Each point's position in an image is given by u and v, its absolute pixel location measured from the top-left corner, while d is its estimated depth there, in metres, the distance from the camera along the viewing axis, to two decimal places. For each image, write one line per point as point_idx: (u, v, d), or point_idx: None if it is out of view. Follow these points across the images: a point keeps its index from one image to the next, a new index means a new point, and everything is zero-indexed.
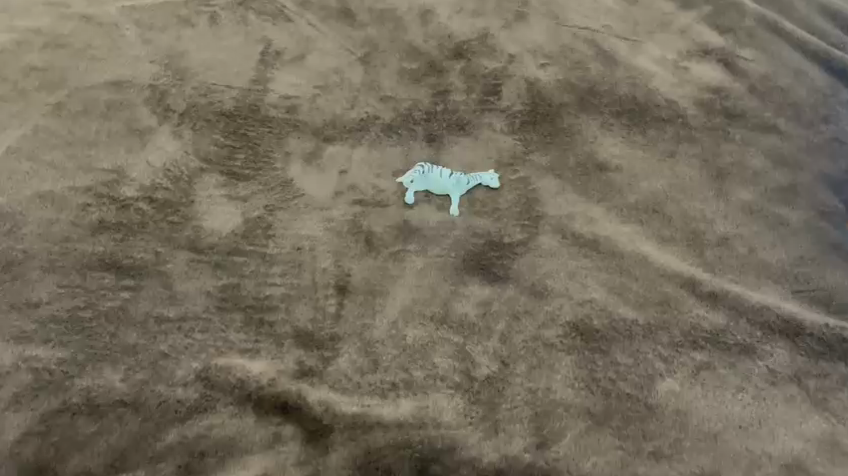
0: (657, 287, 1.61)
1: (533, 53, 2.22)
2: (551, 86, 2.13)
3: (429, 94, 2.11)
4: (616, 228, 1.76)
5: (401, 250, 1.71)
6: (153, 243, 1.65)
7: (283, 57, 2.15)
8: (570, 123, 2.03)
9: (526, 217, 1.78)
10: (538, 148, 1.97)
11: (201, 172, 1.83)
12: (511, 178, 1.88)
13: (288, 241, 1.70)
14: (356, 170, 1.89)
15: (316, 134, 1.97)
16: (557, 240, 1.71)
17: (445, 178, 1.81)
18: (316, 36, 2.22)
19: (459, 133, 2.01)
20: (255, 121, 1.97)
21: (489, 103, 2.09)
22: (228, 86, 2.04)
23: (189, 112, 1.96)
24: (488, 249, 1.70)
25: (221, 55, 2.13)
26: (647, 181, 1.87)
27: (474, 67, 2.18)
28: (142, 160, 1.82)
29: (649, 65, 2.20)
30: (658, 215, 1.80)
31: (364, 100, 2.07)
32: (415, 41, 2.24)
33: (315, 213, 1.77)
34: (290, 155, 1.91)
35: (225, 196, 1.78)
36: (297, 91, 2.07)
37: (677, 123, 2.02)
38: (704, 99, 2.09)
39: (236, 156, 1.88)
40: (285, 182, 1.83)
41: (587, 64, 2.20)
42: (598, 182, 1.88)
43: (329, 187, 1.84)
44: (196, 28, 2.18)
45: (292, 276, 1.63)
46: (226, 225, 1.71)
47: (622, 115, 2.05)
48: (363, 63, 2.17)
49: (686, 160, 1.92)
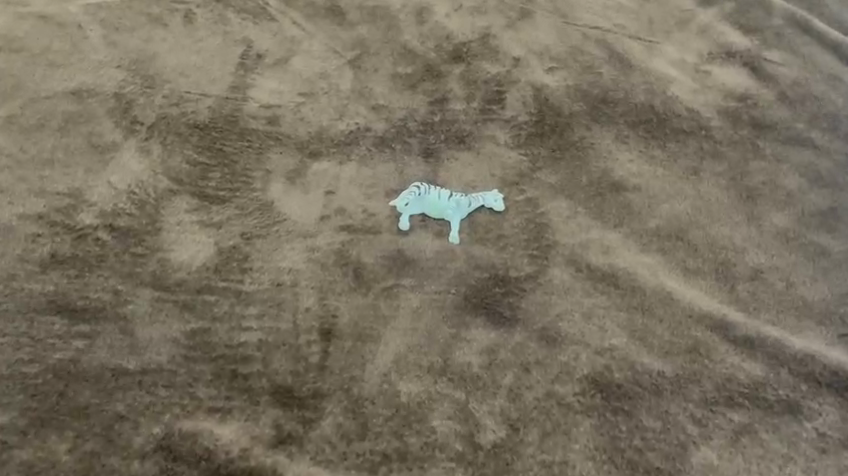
0: (685, 332, 1.42)
1: (539, 56, 2.03)
2: (559, 92, 1.94)
3: (426, 102, 1.91)
4: (636, 258, 1.57)
5: (394, 285, 1.52)
6: (112, 280, 1.46)
7: (265, 60, 1.95)
8: (581, 136, 1.84)
9: (534, 245, 1.59)
10: (546, 165, 1.78)
11: (171, 194, 1.63)
12: (518, 199, 1.70)
13: (266, 276, 1.51)
14: (344, 190, 1.69)
15: (300, 149, 1.77)
16: (569, 273, 1.52)
17: (443, 200, 1.62)
18: (301, 36, 2.02)
19: (459, 147, 1.82)
20: (232, 134, 1.77)
21: (492, 112, 1.89)
22: (203, 94, 1.84)
23: (159, 124, 1.76)
24: (492, 284, 1.51)
25: (196, 58, 1.92)
26: (669, 203, 1.69)
27: (475, 72, 1.98)
28: (103, 181, 1.62)
29: (667, 68, 2.00)
30: (682, 242, 1.60)
31: (353, 109, 1.87)
32: (409, 42, 2.04)
33: (298, 242, 1.58)
34: (271, 173, 1.71)
35: (197, 222, 1.58)
36: (279, 99, 1.87)
37: (700, 136, 1.83)
38: (729, 107, 1.90)
39: (210, 175, 1.68)
40: (265, 206, 1.64)
41: (599, 69, 2.00)
42: (614, 205, 1.69)
43: (314, 212, 1.64)
44: (168, 28, 1.98)
45: (270, 319, 1.43)
46: (197, 258, 1.52)
47: (639, 127, 1.86)
48: (353, 67, 1.97)
49: (712, 179, 1.73)
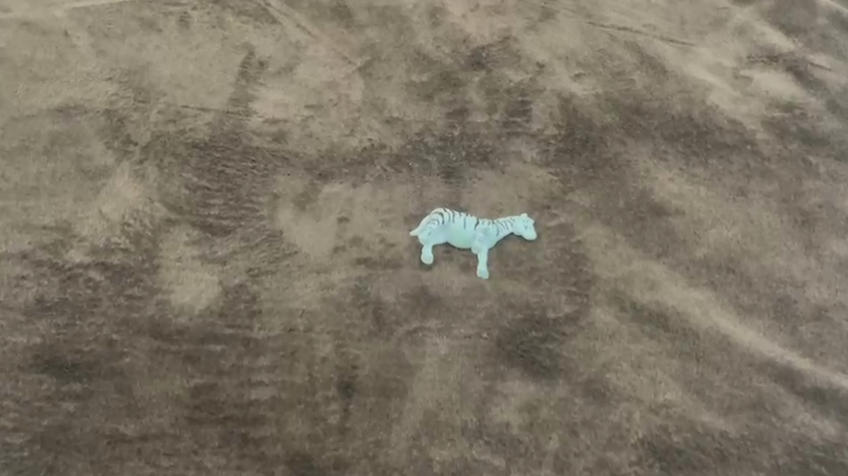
0: (748, 383, 1.32)
1: (565, 61, 1.87)
2: (589, 102, 1.78)
3: (444, 114, 1.75)
4: (685, 293, 1.45)
5: (419, 329, 1.37)
6: (107, 328, 1.32)
7: (268, 69, 1.79)
8: (615, 152, 1.69)
9: (572, 280, 1.45)
10: (579, 185, 1.63)
11: (170, 224, 1.47)
12: (549, 224, 1.56)
13: (277, 320, 1.36)
14: (359, 216, 1.54)
15: (309, 170, 1.62)
16: (613, 314, 1.40)
17: (469, 229, 1.48)
18: (306, 42, 1.85)
19: (482, 166, 1.67)
20: (235, 153, 1.61)
21: (516, 125, 1.74)
22: (202, 108, 1.68)
23: (154, 144, 1.59)
24: (528, 328, 1.37)
25: (193, 68, 1.76)
26: (716, 228, 1.56)
27: (496, 80, 1.82)
28: (94, 211, 1.47)
29: (704, 74, 1.86)
30: (734, 274, 1.49)
31: (365, 123, 1.72)
32: (424, 47, 1.87)
33: (311, 278, 1.43)
34: (278, 197, 1.55)
35: (199, 258, 1.43)
36: (285, 113, 1.71)
37: (745, 151, 1.70)
38: (774, 118, 1.77)
39: (211, 202, 1.52)
40: (273, 237, 1.48)
41: (630, 75, 1.85)
42: (656, 231, 1.56)
43: (327, 241, 1.49)
44: (162, 33, 1.81)
45: (283, 372, 1.30)
46: (200, 300, 1.36)
47: (677, 141, 1.72)
48: (363, 75, 1.81)
49: (761, 201, 1.61)
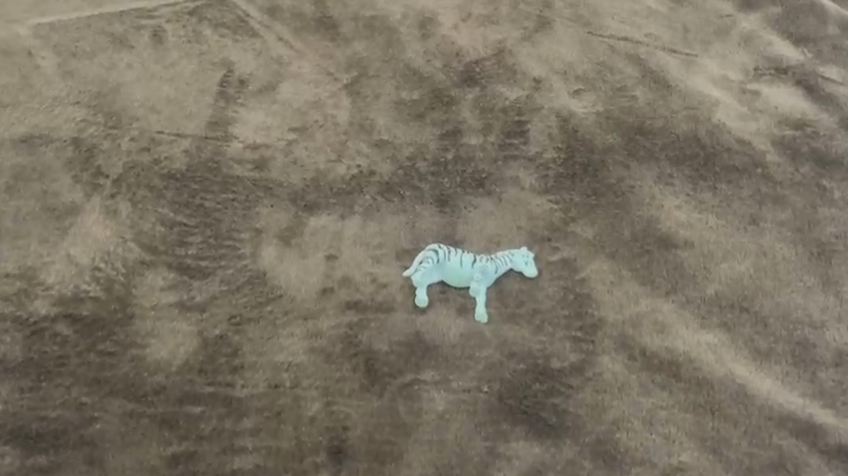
0: (768, 440, 1.27)
1: (563, 76, 1.76)
2: (589, 121, 1.69)
3: (436, 135, 1.65)
4: (696, 337, 1.38)
5: (414, 382, 1.29)
6: (76, 390, 1.23)
7: (249, 88, 1.67)
8: (619, 178, 1.60)
9: (576, 324, 1.37)
10: (581, 214, 1.54)
11: (144, 266, 1.36)
12: (551, 259, 1.47)
13: (261, 375, 1.27)
14: (347, 253, 1.44)
15: (294, 200, 1.50)
16: (622, 363, 1.33)
17: (466, 268, 1.39)
18: (289, 57, 1.74)
19: (478, 192, 1.57)
20: (214, 184, 1.49)
21: (513, 148, 1.64)
22: (178, 134, 1.56)
23: (127, 176, 1.48)
24: (531, 381, 1.29)
25: (168, 88, 1.64)
26: (727, 262, 1.48)
27: (491, 98, 1.71)
28: (62, 255, 1.37)
29: (709, 88, 1.77)
30: (748, 315, 1.41)
31: (353, 147, 1.60)
32: (414, 61, 1.76)
33: (297, 325, 1.33)
34: (261, 232, 1.44)
35: (176, 305, 1.33)
36: (267, 137, 1.59)
37: (755, 175, 1.62)
38: (785, 136, 1.69)
39: (189, 241, 1.41)
40: (256, 278, 1.38)
41: (632, 91, 1.75)
42: (664, 266, 1.47)
43: (313, 282, 1.39)
44: (134, 50, 1.69)
45: (268, 435, 1.22)
46: (178, 355, 1.27)
47: (683, 164, 1.63)
48: (350, 93, 1.70)
49: (774, 230, 1.53)
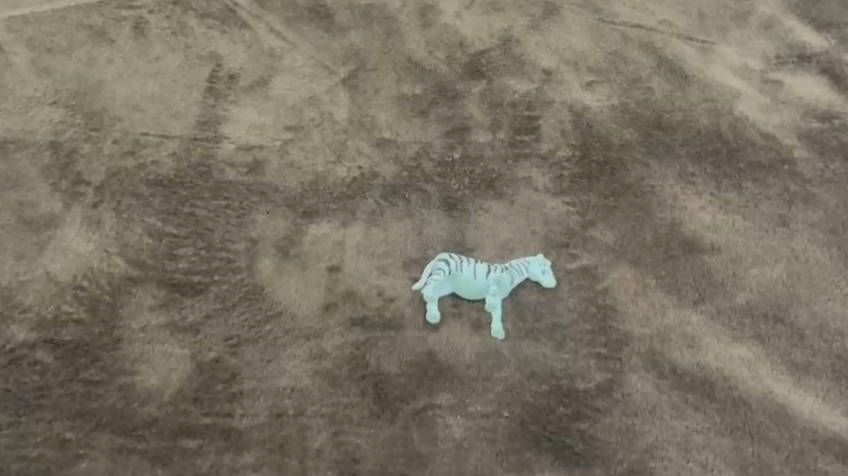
0: (812, 466, 1.19)
1: (574, 67, 1.66)
2: (604, 116, 1.59)
3: (442, 132, 1.53)
4: (728, 351, 1.29)
5: (429, 407, 1.19)
6: (59, 424, 1.12)
7: (239, 83, 1.55)
8: (638, 177, 1.50)
9: (601, 340, 1.28)
10: (599, 217, 1.44)
11: (131, 283, 1.25)
12: (569, 268, 1.37)
13: (262, 403, 1.16)
14: (351, 264, 1.33)
15: (292, 206, 1.39)
16: (652, 382, 1.25)
17: (480, 278, 1.28)
18: (282, 49, 1.62)
19: (488, 195, 1.46)
20: (205, 190, 1.38)
21: (524, 145, 1.53)
22: (165, 135, 1.45)
23: (110, 183, 1.37)
24: (555, 404, 1.21)
25: (152, 85, 1.52)
26: (758, 268, 1.40)
27: (498, 92, 1.60)
28: (40, 273, 1.25)
29: (728, 78, 1.67)
30: (782, 326, 1.33)
31: (353, 146, 1.49)
32: (415, 53, 1.65)
33: (299, 345, 1.23)
34: (257, 242, 1.33)
35: (167, 326, 1.22)
36: (261, 137, 1.48)
37: (782, 172, 1.53)
38: (811, 129, 1.60)
39: (179, 253, 1.29)
40: (253, 295, 1.27)
41: (648, 82, 1.65)
42: (690, 272, 1.38)
43: (315, 297, 1.28)
44: (114, 44, 1.58)
45: (271, 470, 1.11)
46: (170, 382, 1.16)
47: (705, 160, 1.54)
48: (347, 87, 1.58)
49: (806, 232, 1.45)
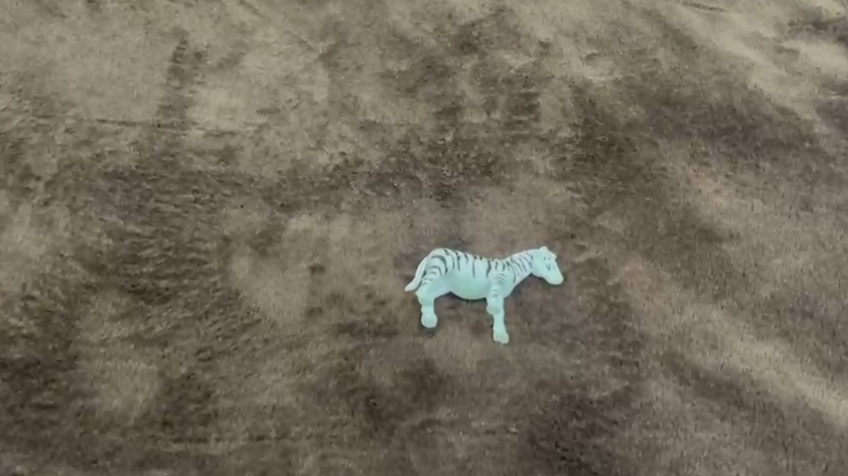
0: None
1: (573, 39, 1.53)
2: (607, 92, 1.46)
3: (432, 113, 1.40)
4: (754, 351, 1.18)
5: (428, 424, 1.07)
6: (8, 457, 0.98)
7: (207, 62, 1.41)
8: (647, 159, 1.38)
9: (615, 342, 1.16)
10: (607, 204, 1.31)
11: (88, 291, 1.11)
12: (576, 261, 1.25)
13: (240, 424, 1.03)
14: (336, 263, 1.19)
15: (269, 198, 1.25)
16: (672, 389, 1.13)
17: (481, 282, 1.16)
18: (253, 24, 1.48)
19: (484, 181, 1.32)
20: (171, 182, 1.24)
21: (522, 126, 1.40)
22: (124, 122, 1.30)
23: (64, 177, 1.23)
24: (568, 417, 1.09)
25: (109, 66, 1.38)
26: (781, 258, 1.28)
27: (492, 67, 1.47)
28: None
29: (739, 47, 1.55)
30: (811, 322, 1.21)
31: (335, 130, 1.35)
32: (400, 25, 1.51)
33: (280, 357, 1.09)
34: (230, 240, 1.19)
35: (130, 339, 1.08)
36: (232, 121, 1.33)
37: (803, 150, 1.41)
38: (830, 102, 1.48)
39: (143, 255, 1.15)
40: (228, 300, 1.13)
41: (653, 54, 1.52)
42: (708, 263, 1.26)
43: (296, 301, 1.15)
44: (66, 20, 1.43)
45: None
46: (135, 404, 1.03)
47: (718, 138, 1.41)
48: (327, 64, 1.44)
49: (831, 215, 1.33)
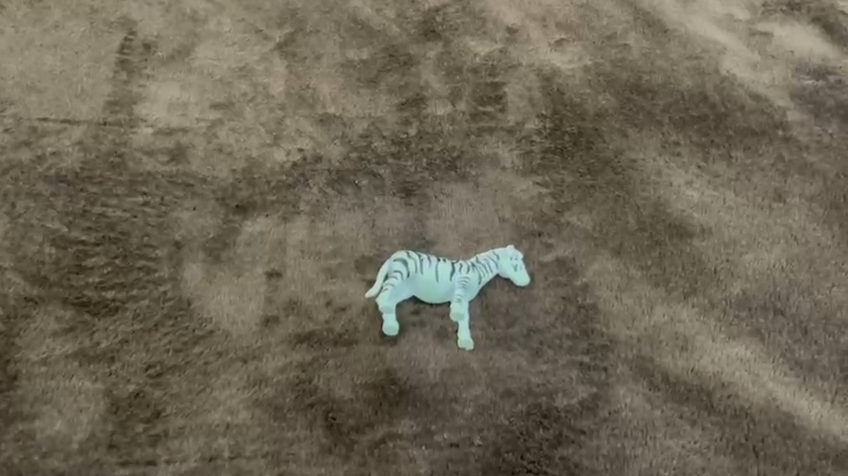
0: None
1: (541, 23, 1.50)
2: (576, 81, 1.41)
3: (395, 105, 1.35)
4: (725, 351, 1.13)
5: (388, 438, 1.02)
6: None
7: (156, 54, 1.36)
8: (617, 150, 1.33)
9: (583, 347, 1.12)
10: (575, 199, 1.27)
11: (30, 305, 1.07)
12: (543, 260, 1.20)
13: (191, 444, 0.99)
14: (293, 267, 1.14)
15: (223, 200, 1.20)
16: (641, 394, 1.08)
17: (442, 286, 1.11)
18: (206, 12, 1.43)
19: (449, 177, 1.27)
20: (118, 185, 1.19)
21: (488, 117, 1.35)
22: (68, 120, 1.26)
23: (4, 181, 1.18)
24: (534, 427, 1.05)
25: (52, 59, 1.33)
26: (753, 253, 1.23)
27: (457, 55, 1.43)
28: None
29: (712, 29, 1.52)
30: (783, 319, 1.17)
31: (292, 125, 1.30)
32: (361, 12, 1.47)
33: (234, 371, 1.05)
34: (182, 246, 1.14)
35: (75, 355, 1.03)
36: (183, 117, 1.28)
37: (776, 139, 1.37)
38: (805, 88, 1.44)
39: (88, 264, 1.11)
40: (179, 310, 1.08)
41: (624, 39, 1.48)
42: (679, 259, 1.22)
43: (252, 310, 1.10)
44: (5, 11, 1.39)
45: None
46: (79, 426, 0.99)
47: (690, 127, 1.37)
48: (284, 54, 1.39)
49: (804, 206, 1.29)
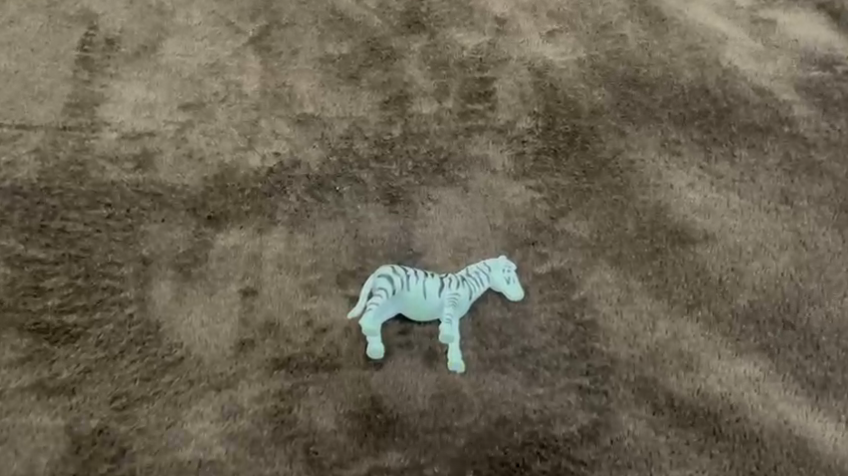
0: None
1: (532, 13, 1.42)
2: (570, 75, 1.33)
3: (378, 103, 1.26)
4: (733, 370, 1.05)
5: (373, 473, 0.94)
6: None
7: (120, 50, 1.28)
8: (614, 150, 1.25)
9: (582, 367, 1.04)
10: (571, 204, 1.19)
11: None
12: (538, 272, 1.12)
13: None
14: (270, 285, 1.06)
15: (193, 211, 1.11)
16: (645, 420, 1.01)
17: (429, 301, 1.03)
18: (173, 4, 1.36)
19: (437, 180, 1.19)
20: (80, 196, 1.11)
21: (476, 115, 1.27)
22: (23, 125, 1.17)
23: None
24: (532, 458, 0.97)
25: (6, 58, 1.25)
26: (760, 261, 1.15)
27: (442, 48, 1.35)
28: None
29: (711, 17, 1.44)
30: (794, 333, 1.09)
31: (267, 126, 1.22)
32: (340, 2, 1.40)
33: (206, 401, 0.97)
34: (149, 262, 1.06)
35: (33, 388, 0.96)
36: (150, 120, 1.20)
37: (782, 135, 1.29)
38: (811, 79, 1.36)
39: (46, 286, 1.03)
40: (147, 335, 1.00)
41: (620, 29, 1.40)
42: (682, 267, 1.14)
43: (225, 333, 1.02)
44: None
45: None
46: (36, 468, 0.90)
47: (691, 124, 1.29)
48: (258, 49, 1.31)
49: (813, 208, 1.21)
